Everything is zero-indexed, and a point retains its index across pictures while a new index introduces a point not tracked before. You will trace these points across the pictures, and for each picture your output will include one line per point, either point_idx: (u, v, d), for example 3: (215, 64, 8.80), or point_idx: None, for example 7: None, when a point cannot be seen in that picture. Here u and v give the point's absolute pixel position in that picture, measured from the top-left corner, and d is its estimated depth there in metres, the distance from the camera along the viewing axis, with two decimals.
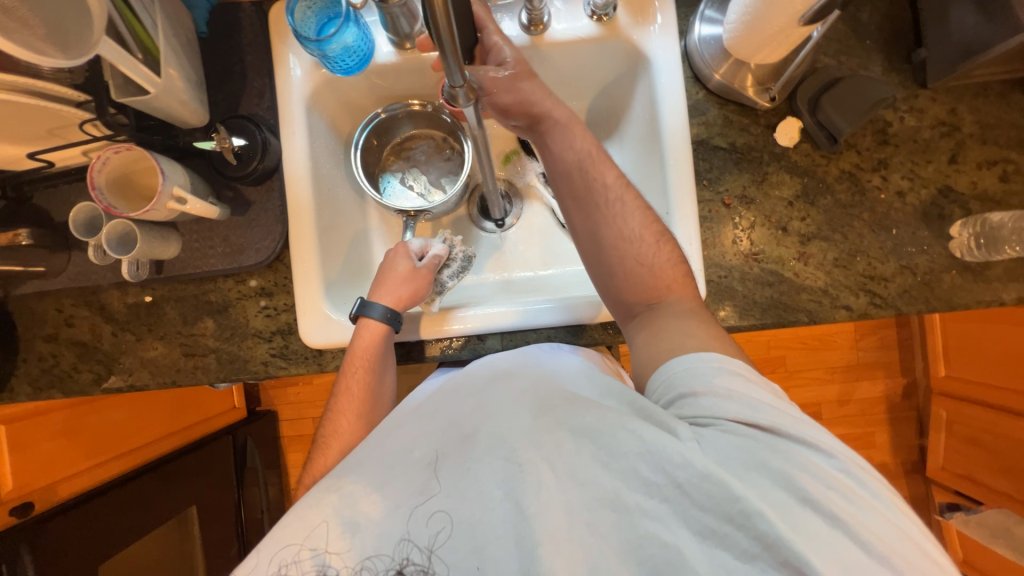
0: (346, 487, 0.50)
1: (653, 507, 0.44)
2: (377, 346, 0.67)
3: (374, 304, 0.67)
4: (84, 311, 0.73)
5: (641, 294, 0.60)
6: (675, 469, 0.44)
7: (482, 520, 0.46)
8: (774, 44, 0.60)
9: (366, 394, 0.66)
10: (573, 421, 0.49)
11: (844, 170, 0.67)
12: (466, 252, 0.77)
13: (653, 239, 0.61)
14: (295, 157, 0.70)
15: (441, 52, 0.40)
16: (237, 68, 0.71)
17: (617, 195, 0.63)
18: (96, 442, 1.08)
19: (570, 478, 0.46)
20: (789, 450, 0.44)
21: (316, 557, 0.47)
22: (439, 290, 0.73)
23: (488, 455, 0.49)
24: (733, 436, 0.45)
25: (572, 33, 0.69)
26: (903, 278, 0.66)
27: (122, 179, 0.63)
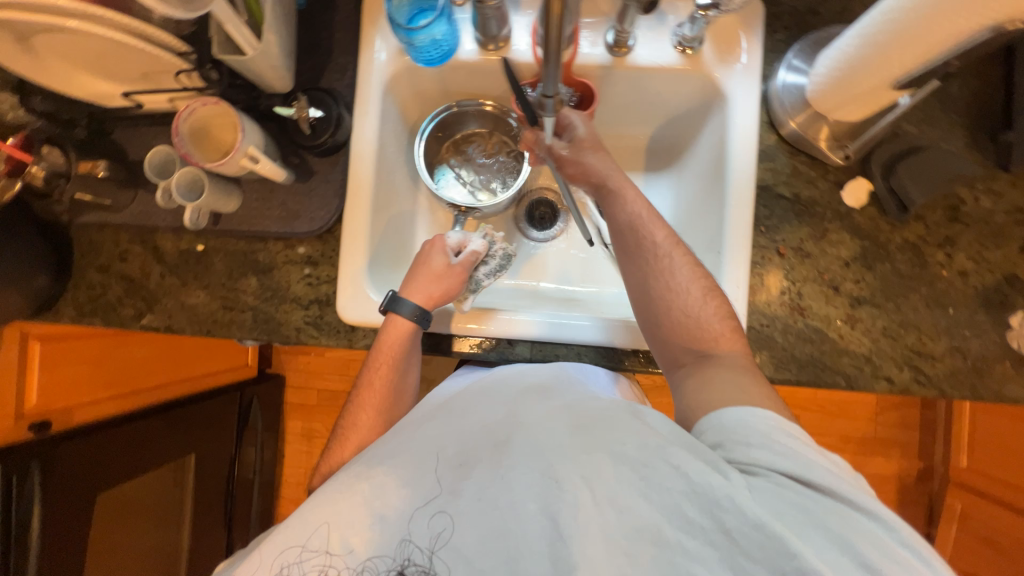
0: (376, 477, 0.54)
1: (696, 548, 0.44)
2: (404, 342, 0.68)
3: (404, 302, 0.68)
4: (138, 249, 0.75)
5: (684, 337, 0.61)
6: (724, 514, 0.43)
7: (514, 528, 0.48)
8: (859, 103, 0.59)
9: (387, 391, 0.68)
10: (613, 445, 0.49)
11: (908, 240, 0.66)
12: (506, 250, 0.76)
13: (698, 292, 0.62)
14: (365, 136, 0.71)
15: (545, 59, 0.42)
16: (325, 43, 0.73)
17: (665, 250, 0.64)
18: (115, 375, 1.11)
19: (608, 503, 0.47)
20: (843, 510, 0.43)
21: (318, 558, 0.50)
22: (473, 287, 0.73)
23: (524, 466, 0.51)
24: (785, 487, 0.44)
25: (655, 60, 0.69)
26: (952, 360, 0.64)
27: (202, 131, 0.66)
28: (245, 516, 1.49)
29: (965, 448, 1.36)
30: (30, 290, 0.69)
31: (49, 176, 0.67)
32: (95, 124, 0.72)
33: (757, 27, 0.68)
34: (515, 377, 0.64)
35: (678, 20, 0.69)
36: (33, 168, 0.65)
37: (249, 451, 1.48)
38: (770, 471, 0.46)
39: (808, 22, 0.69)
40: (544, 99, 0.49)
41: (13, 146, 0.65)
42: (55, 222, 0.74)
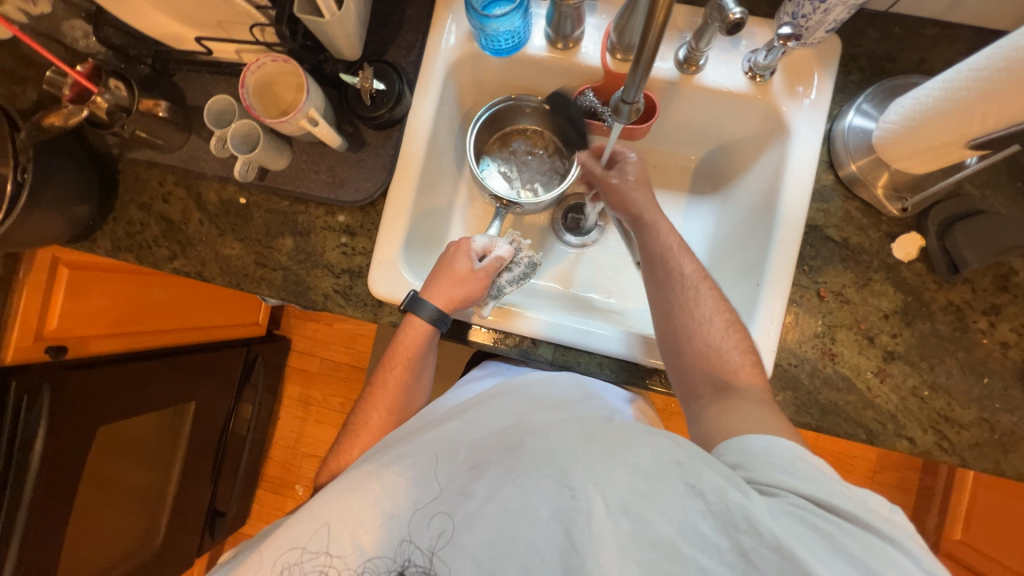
0: (386, 477, 0.56)
1: (712, 566, 0.43)
2: (421, 344, 0.70)
3: (423, 304, 0.68)
4: (182, 193, 0.76)
5: (707, 368, 0.60)
6: (743, 534, 0.43)
7: (525, 535, 0.48)
8: (926, 158, 0.58)
9: (400, 390, 0.71)
10: (626, 455, 0.49)
11: (952, 302, 0.65)
12: (532, 258, 0.72)
13: (723, 327, 0.62)
14: (422, 115, 0.71)
15: (631, 64, 0.46)
16: (396, 18, 0.73)
17: (693, 282, 0.64)
18: (133, 312, 1.12)
19: (621, 513, 0.46)
20: (867, 538, 0.43)
21: (318, 559, 0.53)
22: (495, 293, 0.70)
23: (535, 471, 0.51)
24: (805, 512, 0.44)
25: (723, 82, 0.69)
26: (979, 430, 0.63)
27: (266, 86, 0.66)
28: (231, 471, 1.49)
29: (961, 521, 1.33)
30: (72, 217, 0.70)
31: (111, 109, 0.65)
32: (159, 64, 0.73)
33: (832, 66, 0.67)
34: (530, 387, 0.65)
35: (753, 47, 0.69)
36: (99, 98, 0.64)
37: (246, 407, 1.49)
38: (790, 496, 0.46)
39: (884, 68, 0.68)
40: (620, 104, 0.53)
41: (81, 73, 0.64)
42: (105, 154, 0.75)
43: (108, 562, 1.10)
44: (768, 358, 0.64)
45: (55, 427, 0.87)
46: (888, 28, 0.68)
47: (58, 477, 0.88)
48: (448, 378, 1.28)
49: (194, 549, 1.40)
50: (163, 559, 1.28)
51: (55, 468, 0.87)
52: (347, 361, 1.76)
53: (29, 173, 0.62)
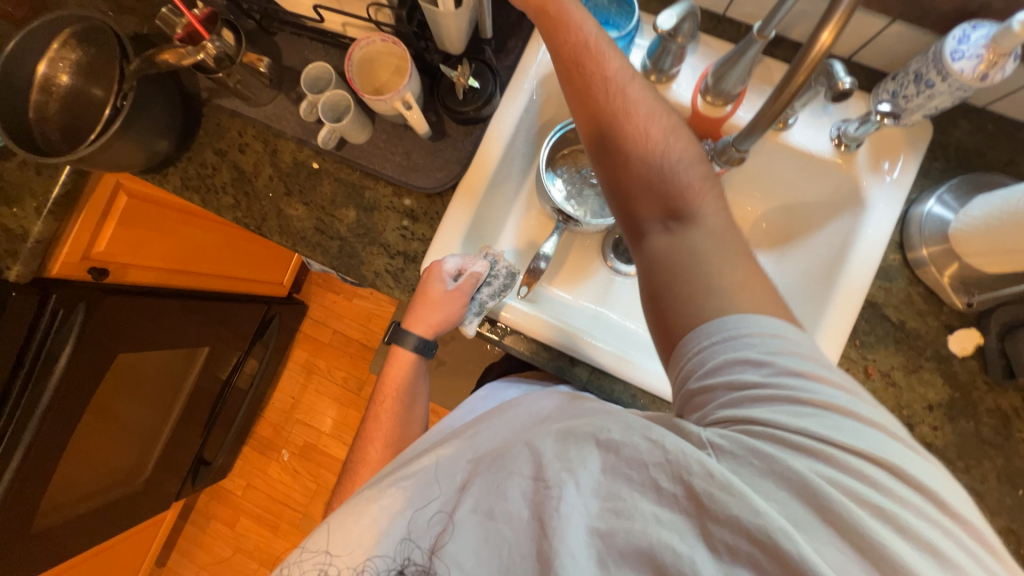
0: (384, 500, 0.55)
1: (666, 518, 0.42)
2: (405, 374, 0.76)
3: (408, 334, 0.74)
4: (258, 147, 0.78)
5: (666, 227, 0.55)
6: (694, 478, 0.41)
7: (506, 533, 0.47)
8: (1003, 259, 0.58)
9: (393, 425, 0.75)
10: (597, 432, 0.47)
11: (1000, 406, 0.64)
12: (510, 267, 0.71)
13: (690, 187, 0.56)
14: (506, 119, 0.72)
15: (753, 120, 0.51)
16: (500, 21, 0.76)
17: (657, 136, 0.58)
18: (177, 251, 1.14)
19: (591, 492, 0.45)
20: (803, 449, 0.41)
21: (318, 557, 0.53)
22: (477, 309, 0.71)
23: (514, 466, 0.50)
24: (749, 433, 0.42)
25: (807, 145, 0.70)
26: (1006, 541, 0.61)
27: (369, 63, 0.68)
28: (225, 422, 1.50)
29: None
30: (152, 150, 0.72)
31: (219, 56, 0.67)
32: (265, 21, 0.76)
33: (920, 149, 0.67)
34: (529, 407, 0.61)
35: (844, 116, 0.69)
36: (209, 44, 0.65)
37: (253, 362, 1.50)
38: (730, 425, 0.43)
39: (971, 161, 0.68)
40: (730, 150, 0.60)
41: (196, 17, 0.65)
42: (194, 95, 0.78)
43: (94, 488, 1.10)
44: None
45: (82, 344, 0.88)
46: (980, 123, 0.69)
47: (72, 398, 0.89)
48: (460, 375, 1.29)
49: (173, 491, 1.40)
50: (143, 495, 1.28)
51: (72, 388, 0.88)
52: (358, 337, 1.77)
53: (129, 101, 0.65)
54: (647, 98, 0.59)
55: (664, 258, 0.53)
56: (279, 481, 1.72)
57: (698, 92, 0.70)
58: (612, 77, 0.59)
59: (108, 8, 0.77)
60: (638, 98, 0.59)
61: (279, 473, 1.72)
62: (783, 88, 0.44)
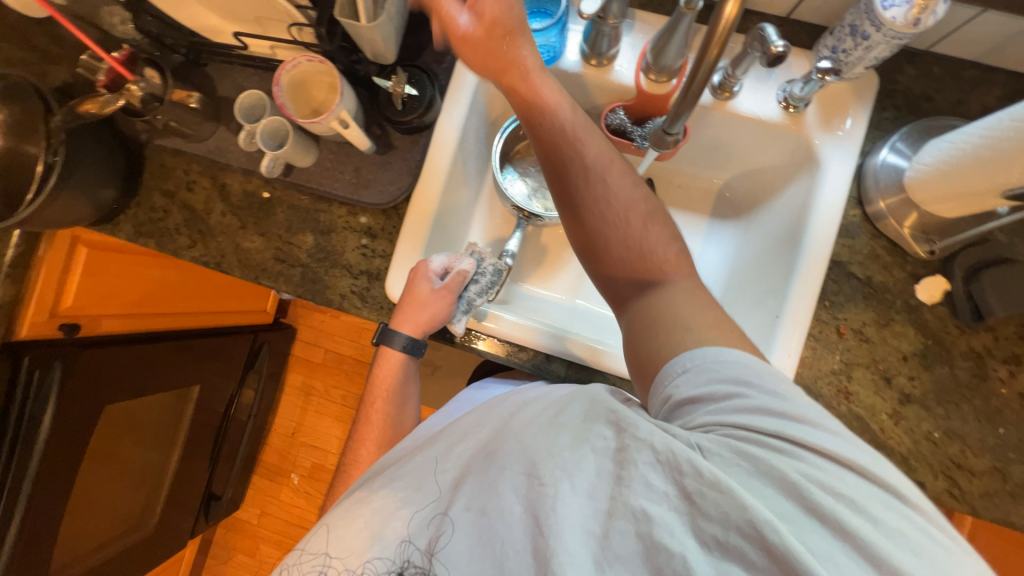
0: (376, 501, 0.54)
1: (661, 514, 0.40)
2: (396, 377, 0.74)
3: (394, 335, 0.70)
4: (206, 183, 0.76)
5: (634, 277, 0.59)
6: (686, 477, 0.40)
7: (500, 533, 0.46)
8: (959, 202, 0.58)
9: (385, 425, 0.74)
10: (591, 438, 0.47)
11: (973, 349, 0.64)
12: (497, 265, 0.71)
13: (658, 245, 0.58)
14: (450, 123, 0.71)
15: (679, 97, 0.49)
16: (431, 22, 0.74)
17: (621, 198, 0.59)
18: (147, 293, 1.12)
19: (586, 492, 0.44)
20: (796, 456, 0.41)
21: (318, 560, 0.53)
22: (466, 307, 0.69)
23: (507, 467, 0.48)
24: (737, 439, 0.42)
25: (755, 112, 0.68)
26: (991, 480, 0.62)
27: (300, 84, 0.66)
28: (229, 456, 1.50)
29: None
30: (98, 200, 0.70)
31: (145, 97, 0.66)
32: (192, 54, 0.74)
33: (868, 101, 0.67)
34: (515, 399, 0.58)
35: (789, 77, 0.68)
36: (133, 85, 0.65)
37: (247, 393, 1.49)
38: (719, 429, 0.44)
39: (920, 107, 0.68)
40: (663, 135, 0.58)
41: (117, 60, 0.65)
42: (133, 139, 0.76)
43: (103, 539, 1.10)
44: None
45: (65, 403, 0.87)
46: (926, 67, 0.68)
47: (63, 458, 0.89)
48: (452, 379, 1.28)
49: (187, 530, 1.41)
50: (155, 539, 1.28)
51: (60, 448, 0.87)
52: (350, 354, 1.77)
53: (60, 156, 0.62)
54: (616, 173, 0.60)
55: (646, 319, 0.56)
56: (292, 504, 1.73)
57: (640, 69, 0.69)
58: (591, 167, 0.59)
59: (31, 59, 0.74)
60: (607, 176, 0.59)
61: (291, 497, 1.73)
62: (699, 61, 0.42)
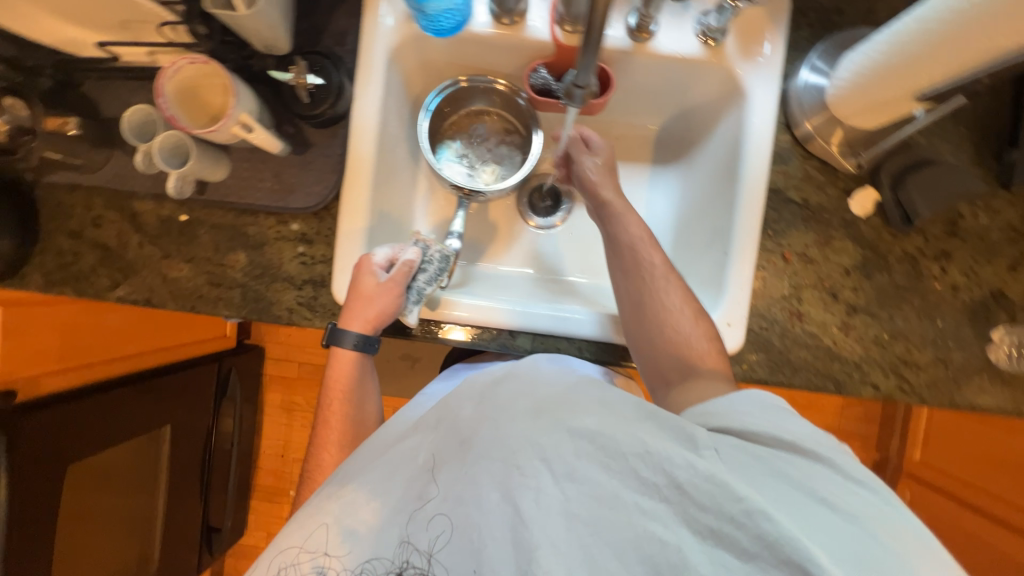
0: (346, 495, 0.52)
1: (652, 507, 0.42)
2: (351, 373, 0.69)
3: (346, 333, 0.66)
4: (113, 215, 0.70)
5: (671, 358, 0.60)
6: (678, 471, 0.41)
7: (477, 523, 0.45)
8: (879, 111, 0.59)
9: (346, 427, 0.69)
10: (571, 423, 0.45)
11: (907, 252, 0.67)
12: (444, 252, 0.69)
13: (689, 316, 0.61)
14: (365, 109, 0.66)
15: (582, 47, 0.48)
16: (325, 1, 0.68)
17: (662, 274, 0.63)
18: (87, 343, 1.03)
19: (567, 478, 0.43)
20: (802, 457, 0.43)
21: (317, 558, 0.50)
22: (416, 297, 0.67)
23: (485, 458, 0.46)
24: (748, 442, 0.45)
25: (676, 50, 0.67)
26: (935, 369, 0.66)
27: (189, 91, 0.60)
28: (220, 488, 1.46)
29: (919, 444, 1.39)
30: None
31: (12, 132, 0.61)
32: (61, 74, 0.65)
33: (782, 24, 0.66)
34: (479, 377, 0.55)
35: (703, 9, 0.67)
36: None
37: (225, 422, 1.41)
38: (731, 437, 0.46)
39: (833, 22, 0.68)
40: (573, 88, 0.54)
41: None
42: (16, 180, 0.68)
43: None
44: (739, 325, 0.65)
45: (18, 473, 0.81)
46: None
47: (32, 531, 0.84)
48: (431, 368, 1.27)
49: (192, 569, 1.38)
50: None
51: (26, 522, 0.82)
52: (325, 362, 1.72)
53: None
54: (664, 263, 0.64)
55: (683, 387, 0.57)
56: None
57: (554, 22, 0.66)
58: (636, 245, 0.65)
59: None
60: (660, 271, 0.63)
61: None
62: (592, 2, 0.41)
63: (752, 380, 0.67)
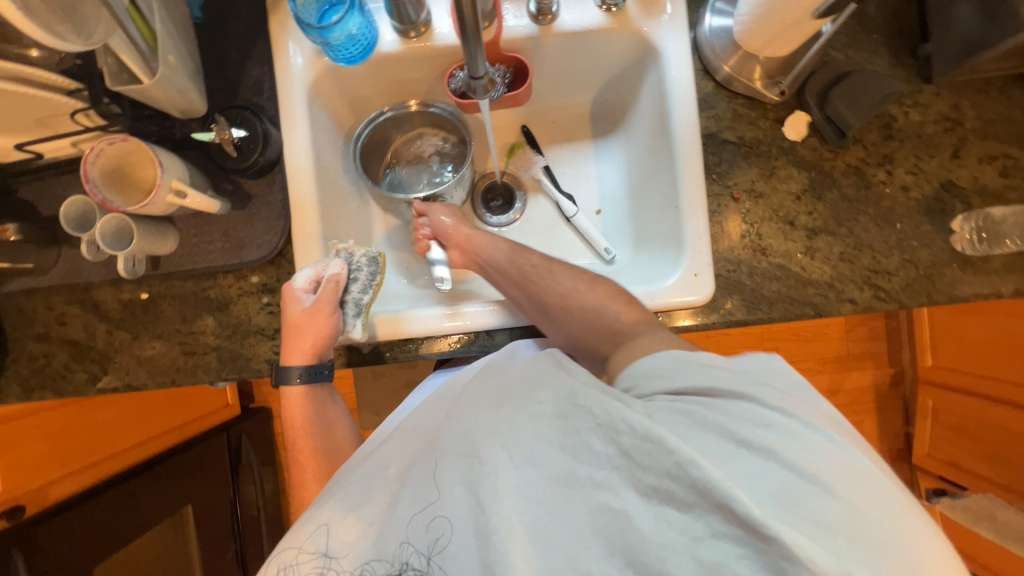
0: (320, 516, 0.50)
1: (603, 477, 0.41)
2: (306, 407, 0.69)
3: (291, 368, 0.66)
4: (76, 309, 0.70)
5: (596, 334, 0.61)
6: (622, 435, 0.41)
7: (443, 517, 0.46)
8: (786, 37, 0.60)
9: (318, 458, 0.69)
10: (528, 405, 0.47)
11: (850, 164, 0.68)
12: (368, 255, 0.68)
13: (592, 292, 0.64)
14: (297, 150, 0.67)
15: (464, 40, 0.47)
16: (234, 56, 0.69)
17: (544, 269, 0.66)
18: (89, 442, 1.02)
19: (525, 462, 0.44)
20: (749, 406, 0.42)
21: (315, 561, 0.48)
22: (354, 310, 0.66)
23: (451, 454, 0.48)
24: (691, 400, 0.43)
25: (582, 24, 0.68)
26: (907, 271, 0.67)
27: (117, 171, 0.61)
28: None
29: (928, 350, 1.39)
30: None
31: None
32: None
33: None
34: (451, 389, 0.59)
35: None
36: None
37: (248, 488, 1.38)
38: (669, 394, 0.45)
39: None
40: (472, 82, 0.54)
41: None
42: None
43: None
44: (707, 273, 0.66)
45: None
46: None
47: None
48: None
49: None
50: None
51: None
52: None
53: None
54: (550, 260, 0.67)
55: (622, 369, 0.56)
56: None
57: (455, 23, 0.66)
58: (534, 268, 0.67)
59: None
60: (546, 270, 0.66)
61: None
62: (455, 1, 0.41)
63: (733, 324, 0.68)
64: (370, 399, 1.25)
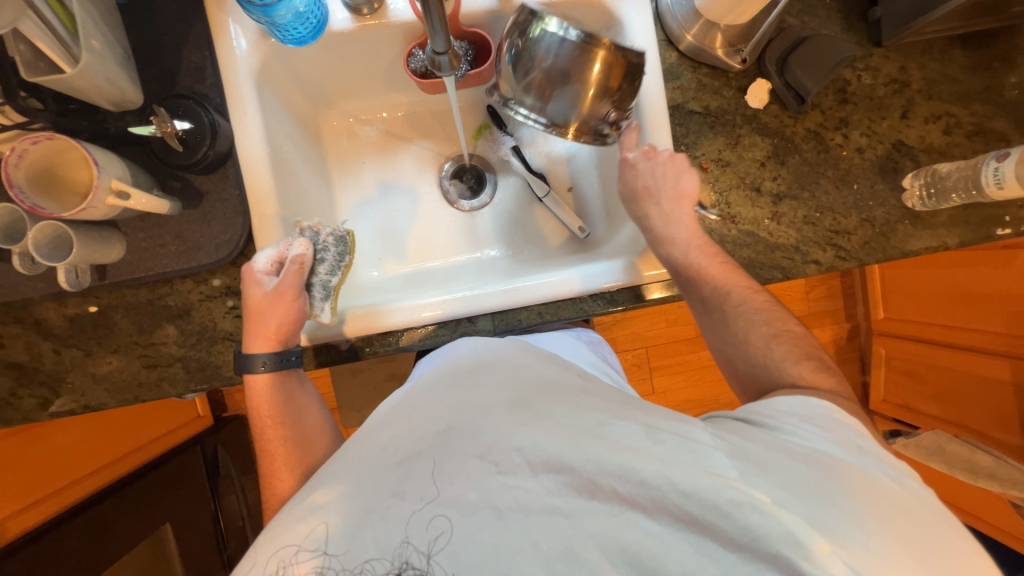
0: (318, 500, 0.47)
1: (628, 492, 0.43)
2: (273, 398, 0.63)
3: (253, 358, 0.61)
4: (15, 329, 0.64)
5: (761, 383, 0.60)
6: (672, 468, 0.43)
7: (460, 524, 0.43)
8: (744, 5, 0.60)
9: (289, 449, 0.62)
10: (552, 416, 0.47)
11: (810, 129, 0.70)
12: (335, 233, 0.65)
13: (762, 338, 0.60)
14: (250, 141, 0.63)
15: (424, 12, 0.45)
16: (168, 39, 0.63)
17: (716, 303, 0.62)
18: (48, 468, 0.95)
19: (545, 469, 0.44)
20: (814, 453, 0.44)
21: (316, 559, 0.43)
22: (323, 293, 0.63)
23: (461, 453, 0.46)
24: (759, 436, 0.46)
25: None
26: (864, 231, 0.70)
27: (45, 174, 0.55)
28: None
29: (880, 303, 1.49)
30: None
31: None
32: None
33: None
34: (447, 370, 0.56)
35: None
36: None
37: (230, 500, 1.33)
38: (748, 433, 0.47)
39: None
40: (436, 57, 0.52)
41: None
42: None
43: None
44: None
45: None
46: None
47: None
48: None
49: None
50: None
51: None
52: None
53: None
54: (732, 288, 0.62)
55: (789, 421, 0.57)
56: None
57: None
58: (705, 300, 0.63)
59: None
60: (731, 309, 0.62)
61: None
62: None
63: None
64: (350, 397, 1.21)
